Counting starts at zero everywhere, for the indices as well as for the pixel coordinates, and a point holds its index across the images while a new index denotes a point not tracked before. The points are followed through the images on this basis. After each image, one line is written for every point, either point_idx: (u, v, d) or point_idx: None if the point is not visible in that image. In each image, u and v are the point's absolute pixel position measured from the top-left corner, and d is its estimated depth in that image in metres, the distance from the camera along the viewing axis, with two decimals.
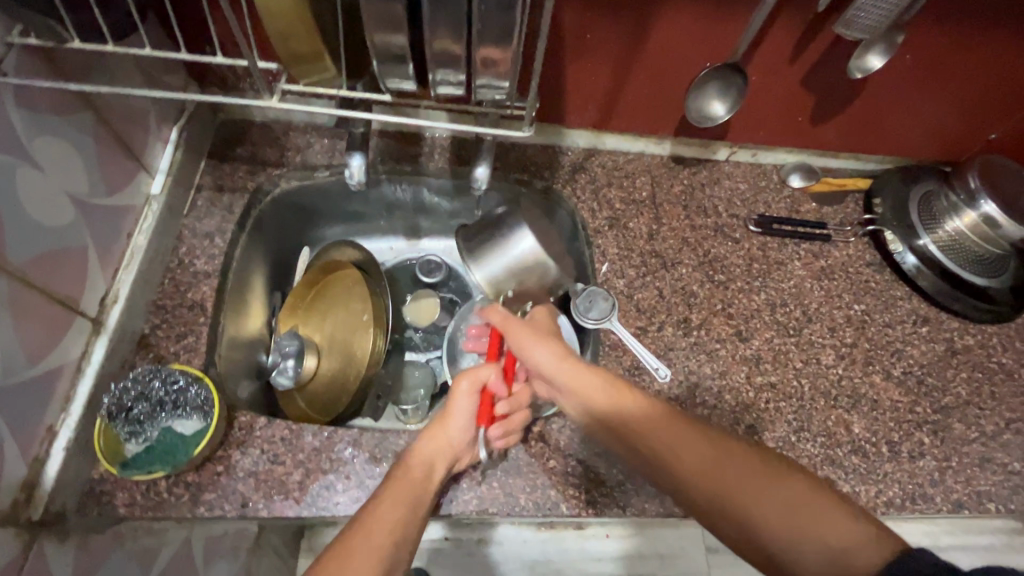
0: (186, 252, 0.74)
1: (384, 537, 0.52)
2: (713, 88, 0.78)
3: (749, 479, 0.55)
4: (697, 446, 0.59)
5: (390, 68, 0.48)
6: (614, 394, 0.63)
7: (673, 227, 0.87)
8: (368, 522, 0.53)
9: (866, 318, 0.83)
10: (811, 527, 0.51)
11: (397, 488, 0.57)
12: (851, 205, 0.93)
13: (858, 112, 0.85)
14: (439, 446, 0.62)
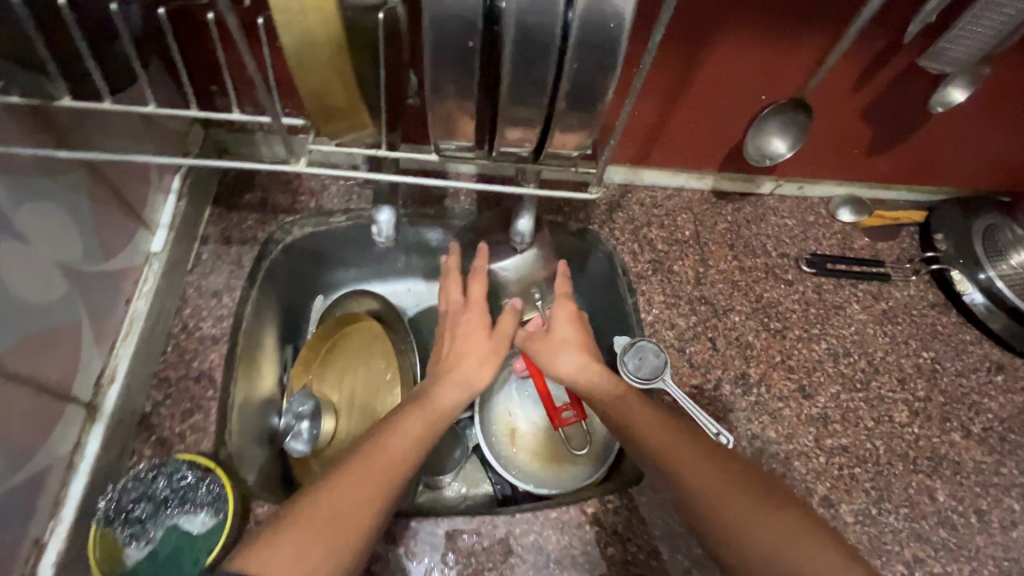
0: (192, 314, 0.67)
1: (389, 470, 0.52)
2: (774, 126, 0.71)
3: (743, 490, 0.51)
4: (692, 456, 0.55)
5: (441, 124, 0.41)
6: (634, 397, 0.62)
7: (721, 270, 0.80)
8: (371, 461, 0.52)
9: (937, 367, 0.76)
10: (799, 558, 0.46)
11: (404, 427, 0.57)
12: (907, 239, 0.87)
13: (918, 144, 0.79)
14: (455, 389, 0.63)
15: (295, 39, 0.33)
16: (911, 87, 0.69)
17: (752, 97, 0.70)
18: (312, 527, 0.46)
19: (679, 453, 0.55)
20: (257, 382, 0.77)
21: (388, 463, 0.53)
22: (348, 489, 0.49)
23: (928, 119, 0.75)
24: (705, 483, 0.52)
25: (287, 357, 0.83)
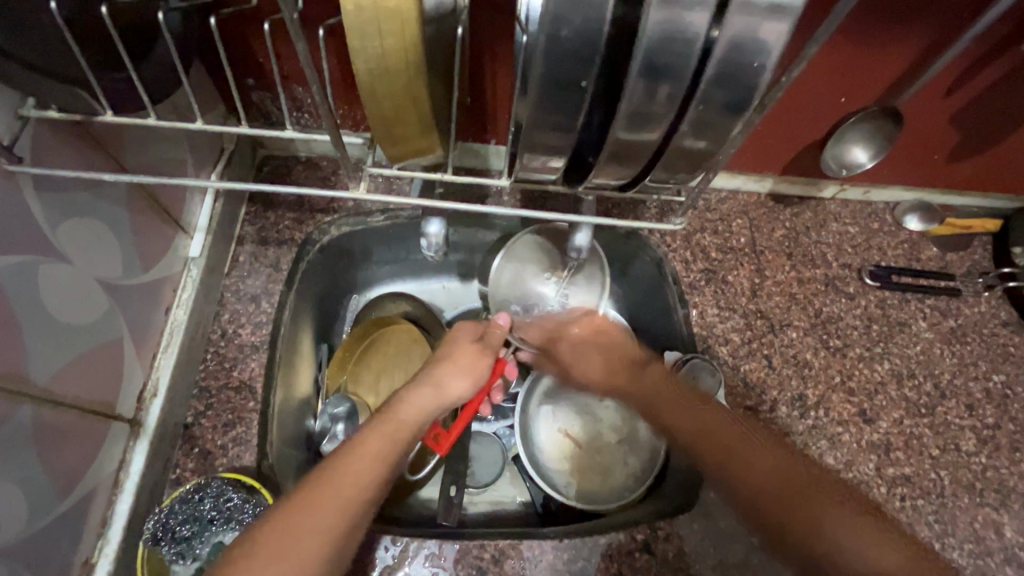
0: (230, 319, 0.65)
1: (356, 488, 0.43)
2: (858, 133, 0.67)
3: (766, 468, 0.50)
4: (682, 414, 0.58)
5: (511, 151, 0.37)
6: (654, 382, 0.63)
7: (778, 281, 0.76)
8: (355, 457, 0.45)
9: (1007, 392, 0.72)
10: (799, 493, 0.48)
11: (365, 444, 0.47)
12: (979, 250, 0.81)
13: (1007, 152, 0.72)
14: (430, 397, 0.54)
15: None
16: (1012, 91, 0.62)
17: (832, 101, 0.64)
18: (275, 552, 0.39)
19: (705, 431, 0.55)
20: (294, 385, 0.75)
21: (365, 461, 0.45)
22: (332, 488, 0.43)
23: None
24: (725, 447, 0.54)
25: (321, 356, 0.81)
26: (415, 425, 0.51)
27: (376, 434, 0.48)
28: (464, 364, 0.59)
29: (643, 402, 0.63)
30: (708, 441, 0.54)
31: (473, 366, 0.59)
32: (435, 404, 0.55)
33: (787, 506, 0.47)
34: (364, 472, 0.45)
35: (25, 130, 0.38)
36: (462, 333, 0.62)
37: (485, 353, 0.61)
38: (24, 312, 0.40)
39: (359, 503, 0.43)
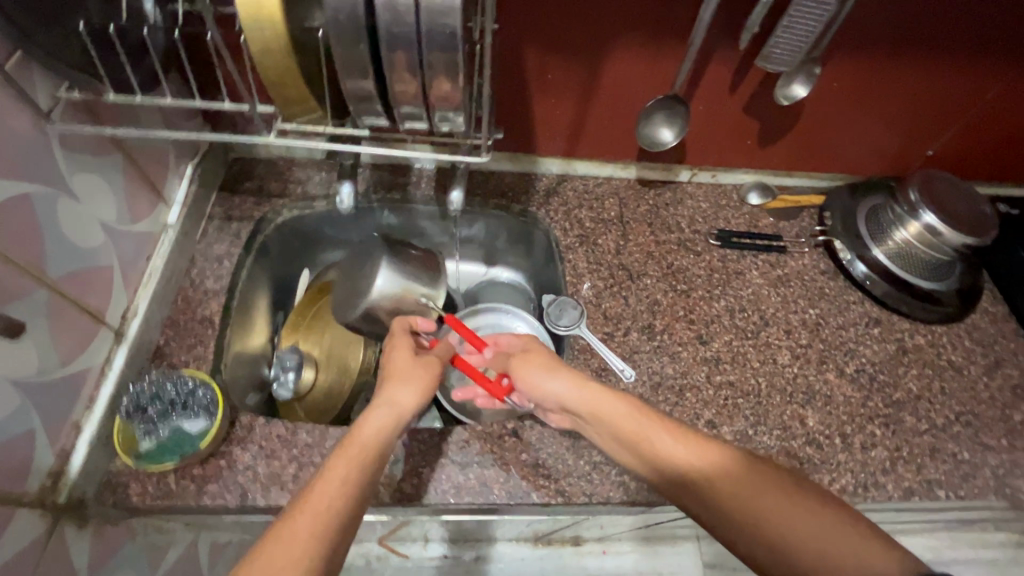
0: (199, 273, 0.83)
1: (332, 501, 0.51)
2: (660, 116, 0.86)
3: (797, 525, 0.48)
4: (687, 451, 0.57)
5: (365, 109, 0.56)
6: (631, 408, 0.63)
7: (639, 243, 0.95)
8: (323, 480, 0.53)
9: (820, 320, 0.90)
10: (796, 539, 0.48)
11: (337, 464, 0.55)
12: (807, 219, 1.01)
13: (801, 136, 0.94)
14: (390, 417, 0.64)
15: (263, 41, 0.49)
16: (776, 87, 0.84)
17: (647, 98, 0.85)
18: (281, 557, 0.45)
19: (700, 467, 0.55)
20: (250, 339, 0.91)
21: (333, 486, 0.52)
22: (301, 521, 0.48)
23: (803, 112, 0.90)
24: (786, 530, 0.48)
25: (278, 322, 0.99)
26: (380, 441, 0.61)
27: (344, 459, 0.56)
28: (411, 377, 0.70)
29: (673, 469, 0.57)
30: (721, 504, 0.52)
31: (417, 378, 0.70)
32: (393, 422, 0.64)
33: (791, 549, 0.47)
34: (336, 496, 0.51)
35: (57, 106, 0.59)
36: (397, 352, 0.74)
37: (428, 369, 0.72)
38: (46, 226, 0.59)
39: (335, 522, 0.49)
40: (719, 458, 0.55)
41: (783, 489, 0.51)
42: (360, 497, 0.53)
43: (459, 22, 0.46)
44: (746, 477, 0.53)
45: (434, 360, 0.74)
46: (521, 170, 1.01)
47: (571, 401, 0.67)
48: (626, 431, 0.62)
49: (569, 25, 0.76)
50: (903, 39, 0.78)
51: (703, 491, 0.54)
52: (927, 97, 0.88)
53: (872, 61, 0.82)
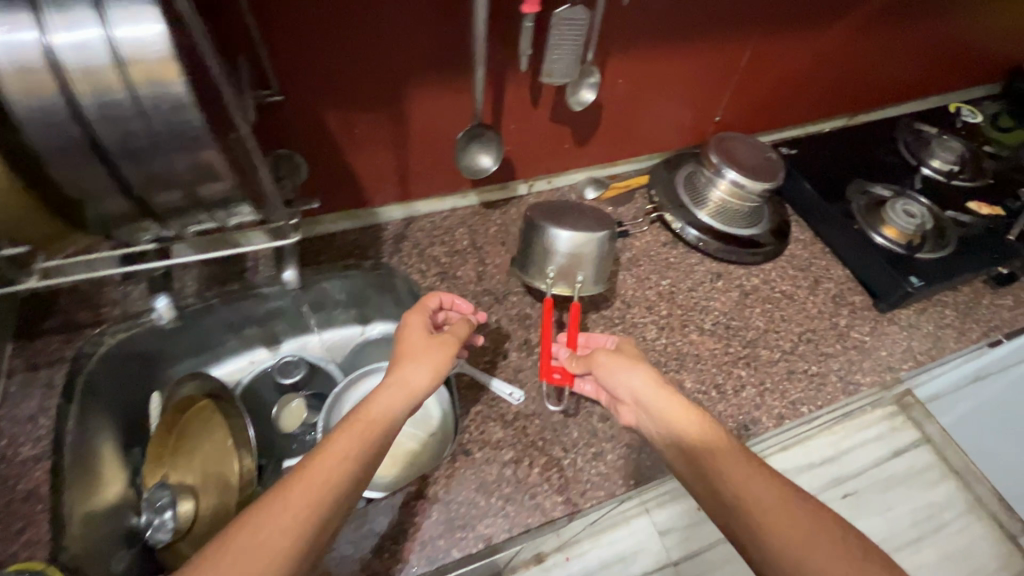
0: (8, 442, 0.72)
1: (336, 466, 0.57)
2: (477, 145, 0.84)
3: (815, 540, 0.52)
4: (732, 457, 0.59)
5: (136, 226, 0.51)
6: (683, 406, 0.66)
7: (497, 264, 0.98)
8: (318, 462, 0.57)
9: (673, 289, 0.98)
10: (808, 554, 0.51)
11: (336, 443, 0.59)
12: (639, 200, 1.10)
13: (611, 130, 1.02)
14: (400, 392, 0.67)
15: None
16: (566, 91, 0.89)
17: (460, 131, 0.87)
18: (261, 529, 0.51)
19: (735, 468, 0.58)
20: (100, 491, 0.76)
21: (329, 465, 0.57)
22: (288, 502, 0.53)
23: (603, 111, 0.97)
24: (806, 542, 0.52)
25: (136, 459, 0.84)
26: (385, 420, 0.64)
27: (345, 436, 0.60)
28: (425, 358, 0.71)
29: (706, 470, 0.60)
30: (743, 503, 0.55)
31: (429, 354, 0.72)
32: (403, 400, 0.66)
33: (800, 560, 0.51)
34: (340, 461, 0.58)
35: None
36: (415, 327, 0.76)
37: (437, 345, 0.74)
38: None
39: (318, 503, 0.54)
40: (756, 475, 0.57)
41: (795, 512, 0.54)
42: (361, 467, 0.59)
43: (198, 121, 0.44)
44: (787, 502, 0.55)
45: (449, 342, 0.75)
46: (364, 224, 0.99)
47: (639, 397, 0.69)
48: (675, 425, 0.65)
49: (355, 81, 0.75)
50: (657, 34, 0.88)
51: (737, 500, 0.56)
52: (697, 75, 1.00)
53: (643, 57, 0.91)
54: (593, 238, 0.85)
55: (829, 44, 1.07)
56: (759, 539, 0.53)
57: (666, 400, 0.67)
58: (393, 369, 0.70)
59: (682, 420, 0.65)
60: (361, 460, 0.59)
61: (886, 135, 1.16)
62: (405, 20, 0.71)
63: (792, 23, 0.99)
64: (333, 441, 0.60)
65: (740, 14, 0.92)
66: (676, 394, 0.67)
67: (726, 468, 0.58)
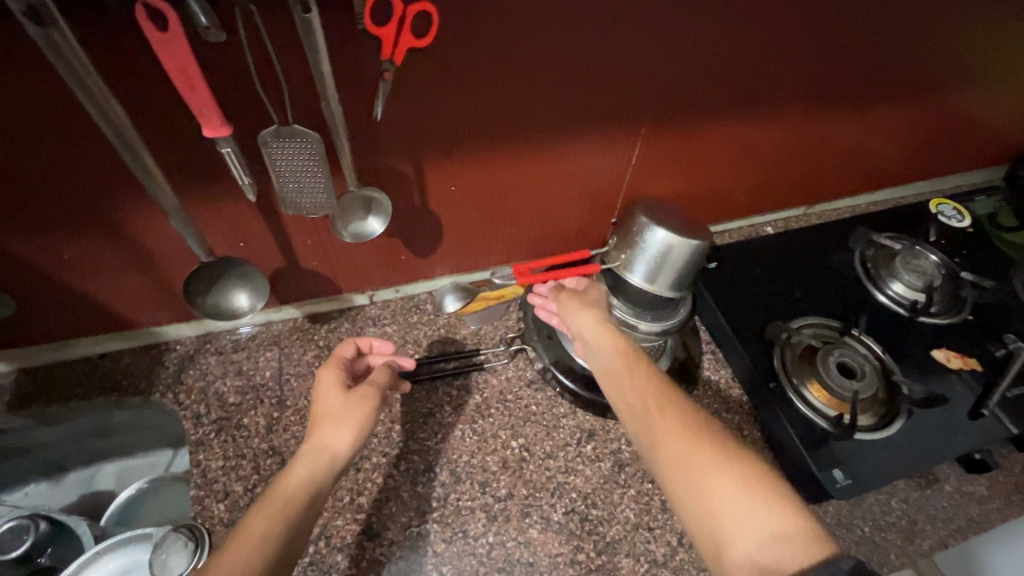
0: None
1: (254, 548, 0.47)
2: (231, 281, 0.64)
3: (697, 450, 0.51)
4: (637, 383, 0.59)
5: None
6: (619, 341, 0.64)
7: (301, 407, 0.76)
8: (232, 551, 0.47)
9: (523, 456, 0.75)
10: (699, 473, 0.49)
11: (253, 525, 0.49)
12: (512, 316, 0.87)
13: (464, 237, 0.79)
14: (320, 464, 0.55)
15: None
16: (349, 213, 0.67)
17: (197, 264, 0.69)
18: None
19: (649, 390, 0.58)
20: None
21: (247, 552, 0.46)
22: None
23: (441, 220, 0.75)
24: (686, 456, 0.51)
25: None
26: (305, 496, 0.52)
27: (262, 515, 0.50)
28: (346, 417, 0.59)
29: (626, 395, 0.59)
30: (644, 417, 0.56)
31: (353, 411, 0.60)
32: (326, 469, 0.55)
33: (679, 465, 0.51)
34: (266, 529, 0.48)
35: None
36: (330, 386, 0.63)
37: (365, 394, 0.62)
38: None
39: None
40: (684, 420, 0.54)
41: (731, 464, 0.49)
42: (294, 536, 0.49)
43: None
44: (685, 419, 0.54)
45: (372, 395, 0.62)
46: (143, 345, 0.79)
47: (588, 337, 0.67)
48: (624, 376, 0.60)
49: (18, 211, 0.56)
50: (495, 135, 0.65)
51: (643, 427, 0.55)
52: (573, 177, 0.76)
53: (480, 162, 0.68)
54: (688, 248, 0.74)
55: (760, 138, 0.83)
56: (683, 499, 0.49)
57: (607, 333, 0.65)
58: (312, 433, 0.58)
59: (617, 360, 0.63)
60: (290, 543, 0.49)
61: (836, 244, 0.92)
62: (46, 148, 0.51)
63: (701, 116, 0.74)
64: (253, 518, 0.50)
65: (620, 108, 0.68)
66: (621, 336, 0.65)
67: (645, 404, 0.57)
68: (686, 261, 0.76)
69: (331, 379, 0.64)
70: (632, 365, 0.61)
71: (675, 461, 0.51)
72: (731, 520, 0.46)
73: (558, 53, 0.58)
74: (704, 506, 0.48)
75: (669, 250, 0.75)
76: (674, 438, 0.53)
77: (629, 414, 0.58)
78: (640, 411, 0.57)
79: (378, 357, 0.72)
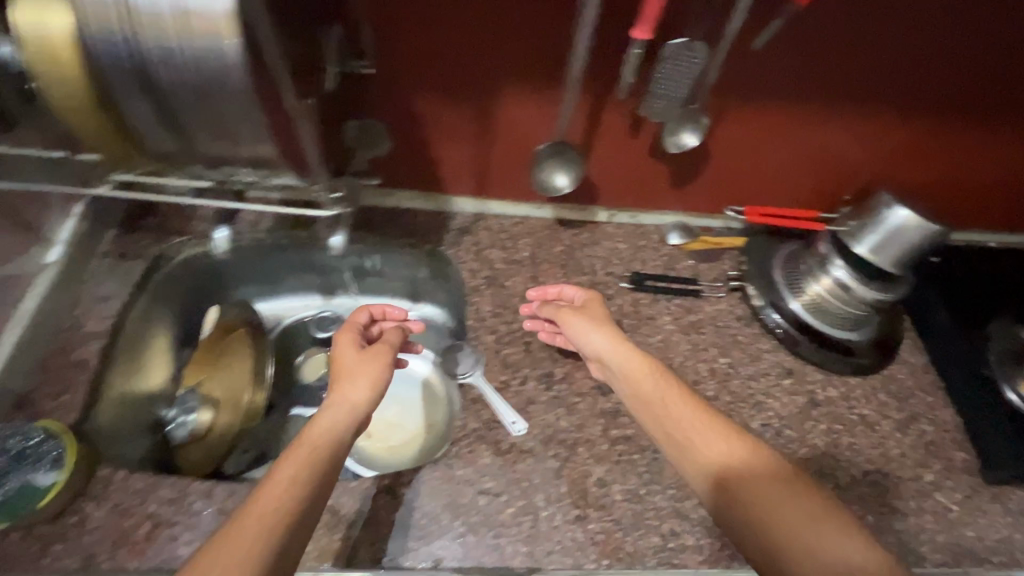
0: (82, 313, 0.80)
1: (288, 485, 0.53)
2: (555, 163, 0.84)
3: (763, 475, 0.57)
4: (690, 412, 0.64)
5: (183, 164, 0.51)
6: (678, 387, 0.68)
7: (549, 285, 0.93)
8: (267, 492, 0.53)
9: (729, 371, 0.87)
10: (777, 508, 0.54)
11: (280, 471, 0.55)
12: (727, 262, 0.97)
13: (718, 180, 0.93)
14: (340, 414, 0.64)
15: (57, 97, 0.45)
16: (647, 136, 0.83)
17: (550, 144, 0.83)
18: (225, 560, 0.46)
19: (715, 429, 0.62)
20: (138, 378, 0.84)
21: (275, 492, 0.53)
22: (250, 527, 0.49)
23: (708, 157, 0.88)
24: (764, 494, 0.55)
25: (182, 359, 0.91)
26: (326, 439, 0.60)
27: (292, 462, 0.56)
28: (362, 373, 0.69)
29: (667, 429, 0.64)
30: (714, 458, 0.60)
31: (365, 369, 0.69)
32: (345, 420, 0.64)
33: (757, 493, 0.56)
34: (292, 480, 0.54)
35: None
36: (347, 346, 0.73)
37: (371, 357, 0.72)
38: None
39: (279, 519, 0.50)
40: (746, 453, 0.59)
41: (804, 500, 0.54)
42: (314, 485, 0.55)
43: (241, 86, 0.42)
44: (734, 444, 0.60)
45: (385, 349, 0.74)
46: (435, 209, 0.99)
47: (608, 358, 0.74)
48: (662, 408, 0.66)
49: (445, 81, 0.76)
50: (789, 88, 0.77)
51: (709, 466, 0.60)
52: (828, 146, 0.86)
53: (766, 110, 0.80)
54: (928, 231, 0.80)
55: (991, 147, 0.87)
56: (756, 529, 0.54)
57: (639, 359, 0.72)
58: (335, 388, 0.67)
59: (658, 387, 0.68)
60: (312, 479, 0.55)
61: None
62: (498, 21, 0.69)
63: (968, 114, 0.82)
64: (280, 465, 0.56)
65: (899, 88, 0.78)
66: (673, 378, 0.69)
67: (688, 438, 0.62)
68: (918, 244, 0.82)
69: (349, 345, 0.74)
70: (691, 401, 0.65)
71: (752, 496, 0.56)
72: (821, 547, 0.50)
73: (873, 23, 0.70)
74: (788, 542, 0.52)
75: (907, 230, 0.81)
76: (746, 474, 0.57)
77: (681, 449, 0.62)
78: (690, 444, 0.62)
79: (390, 321, 0.83)
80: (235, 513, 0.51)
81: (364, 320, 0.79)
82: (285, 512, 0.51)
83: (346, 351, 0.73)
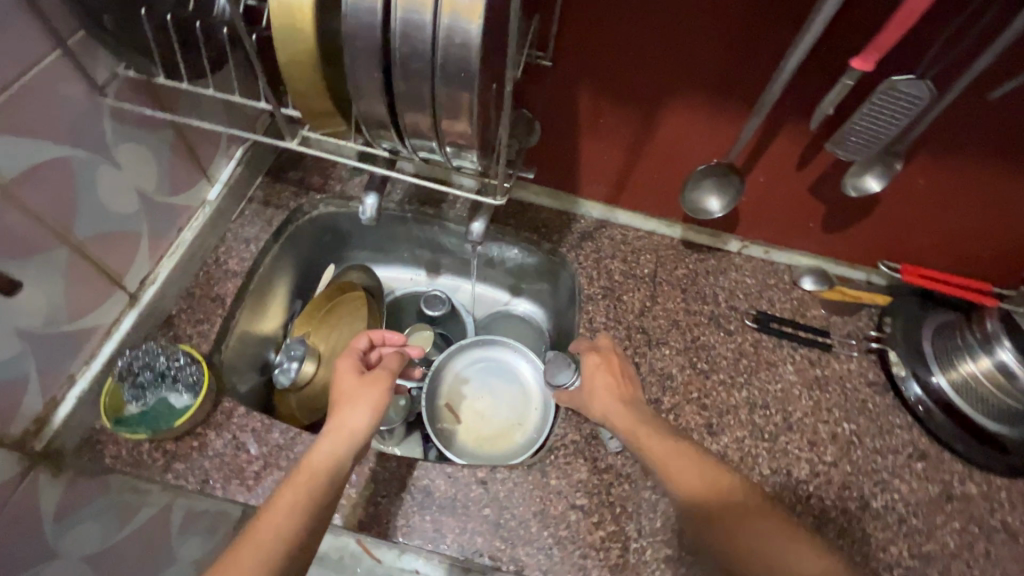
0: (225, 251, 0.85)
1: (286, 515, 0.54)
2: (709, 184, 0.80)
3: (754, 506, 0.58)
4: (676, 452, 0.63)
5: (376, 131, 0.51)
6: (654, 427, 0.66)
7: (667, 307, 0.88)
8: (265, 521, 0.54)
9: (853, 440, 0.79)
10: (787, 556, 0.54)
11: (280, 496, 0.56)
12: (864, 319, 0.89)
13: (879, 230, 0.85)
14: (338, 439, 0.61)
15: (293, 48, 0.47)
16: (818, 167, 0.77)
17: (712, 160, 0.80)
18: None
19: (698, 467, 0.61)
20: (257, 319, 0.88)
21: (274, 522, 0.54)
22: (242, 557, 0.51)
23: (876, 203, 0.81)
24: (766, 540, 0.55)
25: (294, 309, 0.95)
26: (328, 469, 0.59)
27: (291, 487, 0.57)
28: (361, 397, 0.64)
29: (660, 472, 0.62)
30: (705, 507, 0.58)
31: (365, 394, 0.64)
32: (346, 444, 0.61)
33: (754, 530, 0.56)
34: (293, 504, 0.56)
35: (115, 80, 0.62)
36: (344, 373, 0.67)
37: (375, 378, 0.66)
38: (83, 188, 0.62)
39: (276, 550, 0.52)
40: (737, 490, 0.59)
41: (801, 534, 0.56)
42: (316, 507, 0.56)
43: (475, 64, 0.42)
44: (723, 484, 0.60)
45: (383, 375, 0.67)
46: (560, 207, 0.96)
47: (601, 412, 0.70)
48: (652, 454, 0.63)
49: (618, 80, 0.74)
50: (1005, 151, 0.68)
51: (711, 517, 0.58)
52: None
53: (966, 168, 0.72)
54: None
55: None
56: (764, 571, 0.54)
57: (627, 405, 0.69)
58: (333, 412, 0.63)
59: (645, 426, 0.66)
60: (315, 503, 0.56)
61: None
62: (699, 30, 0.66)
63: None
64: (280, 491, 0.57)
65: None
66: (652, 420, 0.67)
67: (681, 482, 0.60)
68: None
69: (346, 368, 0.67)
70: (667, 439, 0.64)
71: (759, 548, 0.55)
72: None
73: None
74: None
75: None
76: (741, 511, 0.57)
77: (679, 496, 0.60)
78: (688, 488, 0.60)
79: (388, 348, 0.76)
80: (233, 541, 0.53)
81: (363, 346, 0.72)
82: (284, 545, 0.53)
83: (343, 366, 0.68)
